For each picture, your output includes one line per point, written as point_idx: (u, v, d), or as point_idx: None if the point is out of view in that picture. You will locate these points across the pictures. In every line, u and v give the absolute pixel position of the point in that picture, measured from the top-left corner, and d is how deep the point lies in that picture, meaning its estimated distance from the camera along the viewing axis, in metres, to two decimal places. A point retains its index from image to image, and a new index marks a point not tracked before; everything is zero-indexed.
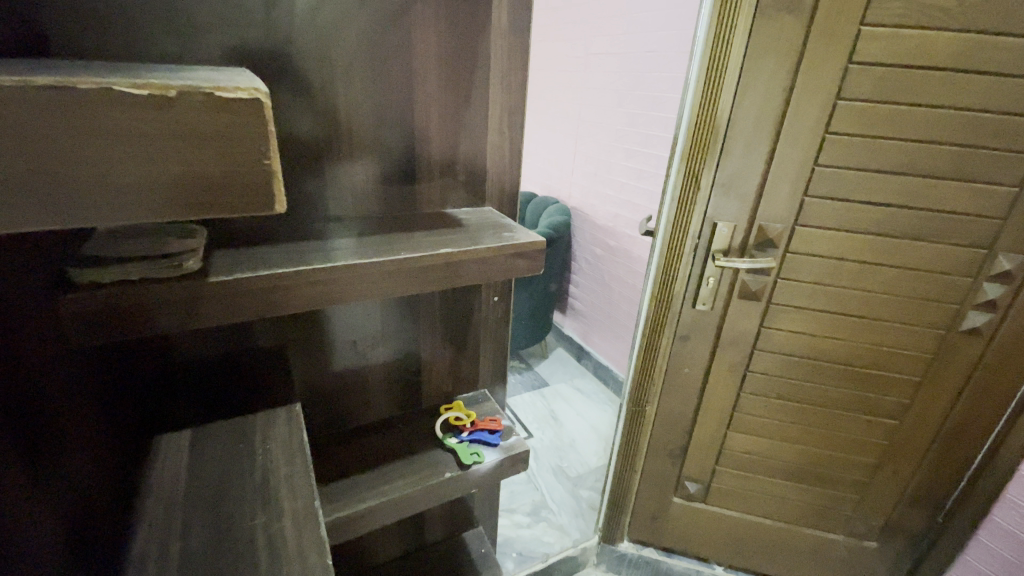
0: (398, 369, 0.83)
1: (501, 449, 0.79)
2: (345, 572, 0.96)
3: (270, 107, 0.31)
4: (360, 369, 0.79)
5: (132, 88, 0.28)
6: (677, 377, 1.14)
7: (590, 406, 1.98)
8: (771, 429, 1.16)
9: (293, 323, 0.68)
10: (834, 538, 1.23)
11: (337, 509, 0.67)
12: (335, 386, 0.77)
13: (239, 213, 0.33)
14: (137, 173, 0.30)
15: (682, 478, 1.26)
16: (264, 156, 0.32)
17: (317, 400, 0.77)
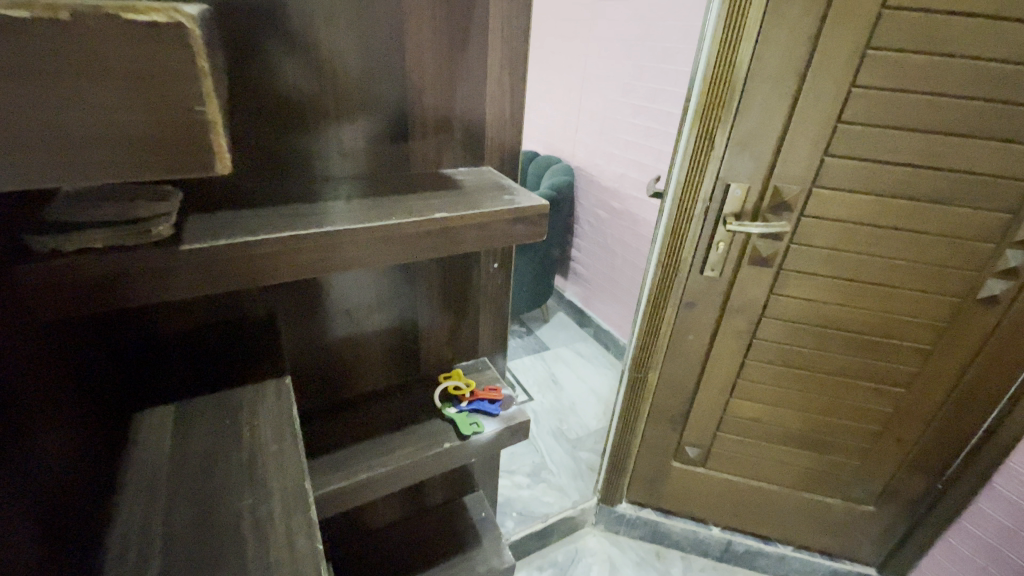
0: (394, 338, 0.80)
1: (501, 419, 0.78)
2: (346, 535, 0.96)
3: (197, 36, 0.27)
4: (355, 338, 0.76)
5: (12, 8, 0.23)
6: (681, 344, 1.12)
7: (590, 370, 1.97)
8: (774, 396, 1.14)
9: (282, 291, 0.64)
10: (831, 502, 1.24)
11: (333, 481, 0.66)
12: (329, 355, 0.75)
13: (177, 169, 0.30)
14: (43, 119, 0.25)
15: (683, 444, 1.26)
16: (198, 100, 0.28)
17: (311, 370, 0.74)
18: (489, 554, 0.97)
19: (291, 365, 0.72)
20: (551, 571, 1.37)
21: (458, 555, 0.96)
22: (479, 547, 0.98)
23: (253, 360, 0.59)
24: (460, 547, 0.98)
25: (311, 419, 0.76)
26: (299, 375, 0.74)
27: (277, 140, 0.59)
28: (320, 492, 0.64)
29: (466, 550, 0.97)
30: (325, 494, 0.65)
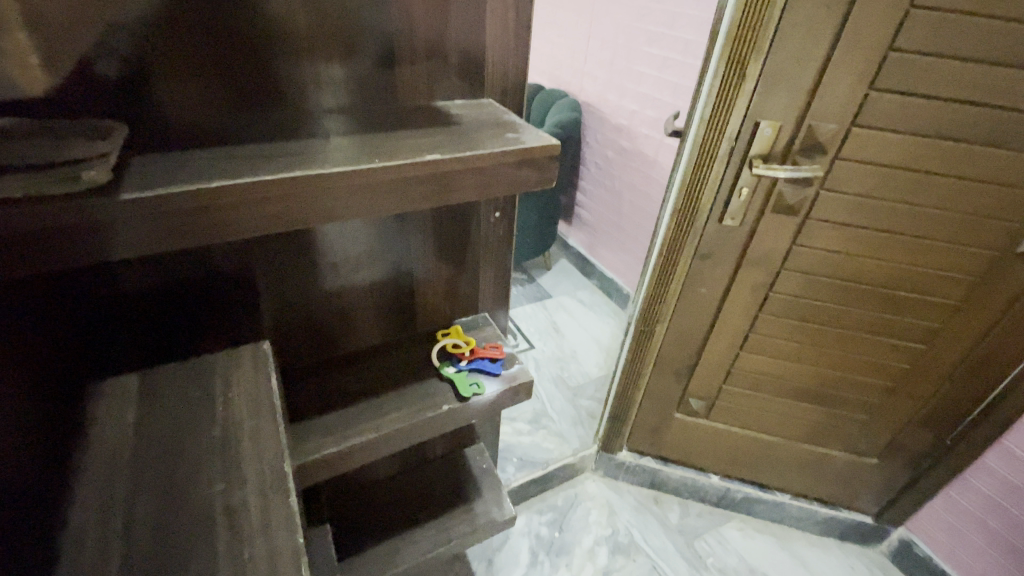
0: (389, 292, 0.74)
1: (502, 379, 0.73)
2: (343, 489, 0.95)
3: None
4: (343, 293, 0.70)
5: None
6: (692, 297, 1.06)
7: (593, 318, 1.93)
8: (786, 351, 1.10)
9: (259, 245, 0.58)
10: (833, 454, 1.23)
11: (323, 447, 0.62)
12: (315, 312, 0.69)
13: None
14: None
15: (687, 396, 1.23)
16: None
17: (295, 328, 0.69)
18: (489, 505, 0.96)
19: (276, 322, 0.67)
20: (551, 515, 1.39)
21: (458, 507, 0.95)
22: (479, 499, 0.97)
23: (226, 321, 0.53)
24: (460, 499, 0.97)
25: (297, 380, 0.71)
26: (282, 333, 0.68)
27: (239, 64, 0.50)
28: (309, 459, 0.61)
29: (466, 502, 0.96)
30: (315, 461, 0.61)
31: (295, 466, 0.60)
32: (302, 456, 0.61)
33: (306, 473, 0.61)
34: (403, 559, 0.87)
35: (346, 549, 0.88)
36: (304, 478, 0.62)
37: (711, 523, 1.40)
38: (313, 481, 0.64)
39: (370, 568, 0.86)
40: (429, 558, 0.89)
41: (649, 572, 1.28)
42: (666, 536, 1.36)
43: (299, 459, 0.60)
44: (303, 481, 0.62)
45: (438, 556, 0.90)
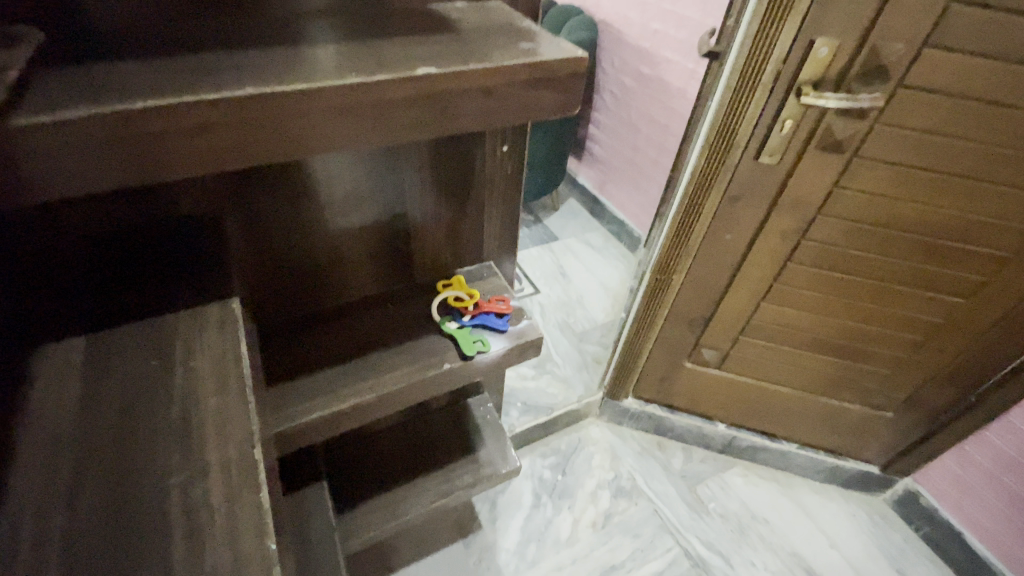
0: (381, 238, 0.66)
1: (509, 335, 0.67)
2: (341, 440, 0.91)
3: None
4: (329, 239, 0.62)
5: None
6: (715, 244, 0.97)
7: (601, 261, 1.85)
8: (811, 302, 1.03)
9: (222, 183, 0.50)
10: (848, 406, 1.19)
11: (309, 412, 0.56)
12: (298, 260, 0.61)
13: None
14: None
15: (700, 347, 1.17)
16: None
17: (276, 278, 0.61)
18: (493, 456, 0.93)
19: (253, 271, 0.59)
20: (553, 459, 1.38)
21: (460, 458, 0.93)
22: (482, 451, 0.94)
23: (188, 271, 0.46)
24: (462, 450, 0.94)
25: (280, 336, 0.64)
26: (261, 284, 0.61)
27: None
28: (294, 424, 0.55)
29: (469, 453, 0.94)
30: (301, 426, 0.56)
31: (277, 433, 0.55)
32: (286, 422, 0.55)
33: (294, 438, 0.56)
34: (407, 510, 0.85)
35: (345, 500, 0.86)
36: (293, 442, 0.57)
37: (714, 468, 1.39)
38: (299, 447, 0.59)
39: (371, 519, 0.84)
40: (434, 508, 0.87)
41: (651, 515, 1.29)
42: (668, 481, 1.36)
43: (281, 426, 0.55)
44: (292, 445, 0.57)
45: (441, 507, 0.88)
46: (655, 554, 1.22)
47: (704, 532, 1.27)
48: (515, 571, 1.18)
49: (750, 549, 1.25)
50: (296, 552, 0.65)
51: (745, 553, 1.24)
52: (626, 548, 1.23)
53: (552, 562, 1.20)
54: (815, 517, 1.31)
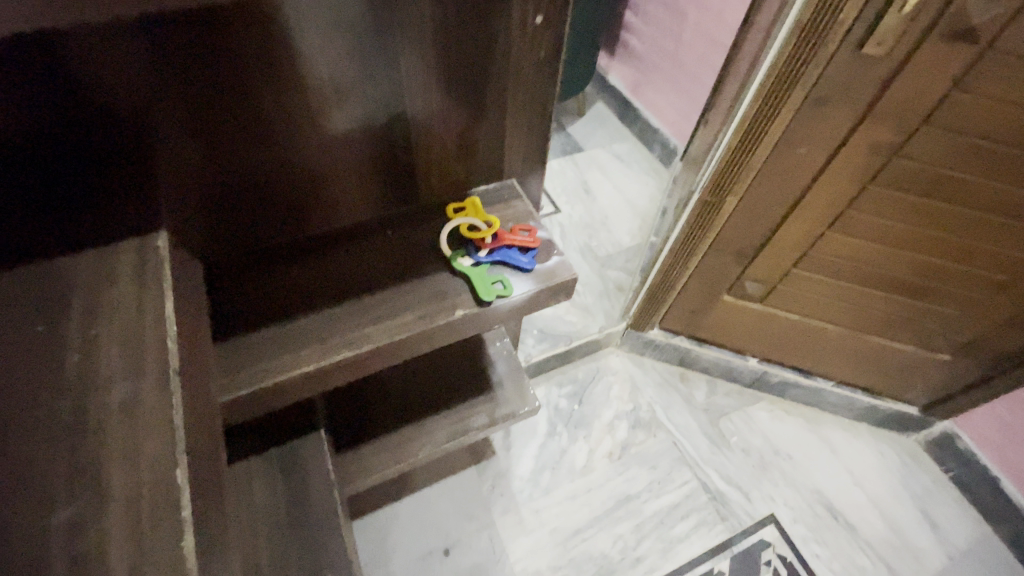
0: (358, 155, 0.56)
1: (535, 277, 0.57)
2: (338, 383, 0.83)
3: None
4: (291, 152, 0.52)
5: None
6: (784, 159, 0.81)
7: (630, 176, 1.66)
8: (885, 232, 0.88)
9: (167, 64, 0.41)
10: (899, 347, 1.09)
11: (284, 369, 0.48)
12: (253, 179, 0.52)
13: None
14: None
15: (744, 280, 1.04)
16: None
17: (220, 201, 0.52)
18: (510, 397, 0.85)
19: (222, 181, 0.51)
20: (570, 388, 1.31)
21: (474, 397, 0.85)
22: (499, 391, 0.86)
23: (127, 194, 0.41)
24: (476, 389, 0.86)
25: (228, 274, 0.55)
26: (204, 206, 0.51)
27: None
28: (263, 386, 0.47)
29: (484, 392, 0.86)
30: (269, 389, 0.48)
31: (222, 403, 0.47)
32: (243, 388, 0.47)
33: (280, 393, 0.49)
34: (417, 451, 0.79)
35: (347, 440, 0.80)
36: (278, 398, 0.49)
37: (739, 403, 1.33)
38: (271, 406, 0.50)
39: (377, 461, 0.78)
40: (447, 448, 0.81)
41: (670, 447, 1.24)
42: (690, 414, 1.30)
43: (228, 394, 0.47)
44: (279, 400, 0.50)
45: (454, 447, 0.82)
46: (672, 486, 1.19)
47: (724, 466, 1.23)
48: (529, 498, 1.16)
49: (771, 484, 1.21)
50: (293, 510, 0.58)
51: (765, 488, 1.20)
52: (643, 479, 1.20)
53: (566, 490, 1.18)
54: (841, 455, 1.26)
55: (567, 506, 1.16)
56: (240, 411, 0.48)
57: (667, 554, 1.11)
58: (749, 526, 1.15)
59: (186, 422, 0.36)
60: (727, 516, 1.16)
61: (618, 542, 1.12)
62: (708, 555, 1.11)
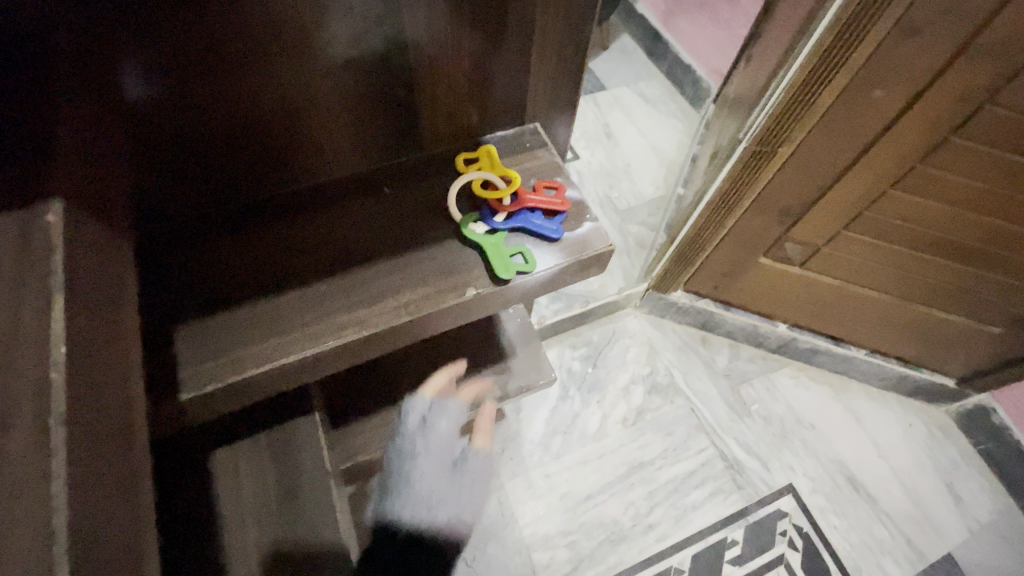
0: (338, 99, 0.47)
1: (562, 247, 0.51)
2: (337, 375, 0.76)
3: None
4: (253, 95, 0.43)
5: None
6: (854, 102, 0.69)
7: (656, 120, 1.51)
8: (958, 193, 0.76)
9: None
10: (948, 317, 1.00)
11: (261, 361, 0.42)
12: (219, 116, 0.43)
13: None
14: None
15: (784, 241, 0.94)
16: None
17: (164, 154, 0.43)
18: (525, 368, 0.79)
19: (178, 118, 0.42)
20: (584, 350, 1.24)
21: (486, 368, 0.79)
22: (513, 361, 0.79)
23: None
24: (488, 360, 0.79)
25: (179, 241, 0.47)
26: (141, 158, 0.43)
27: None
28: (236, 379, 0.42)
29: (496, 363, 0.79)
30: (245, 382, 0.42)
31: (183, 400, 0.41)
32: (209, 383, 0.41)
33: (257, 388, 0.43)
34: None
35: (346, 415, 0.74)
36: (256, 391, 0.44)
37: (762, 368, 1.26)
38: (258, 394, 0.44)
39: (380, 436, 0.73)
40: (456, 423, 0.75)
41: (687, 414, 1.18)
42: (710, 379, 1.23)
43: (191, 390, 0.41)
44: (260, 393, 0.44)
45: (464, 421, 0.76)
46: (687, 454, 1.14)
47: (743, 434, 1.17)
48: (539, 463, 1.12)
49: (791, 454, 1.16)
50: (285, 502, 0.53)
51: (784, 458, 1.15)
52: (657, 446, 1.15)
53: (577, 455, 1.13)
54: (866, 426, 1.20)
55: (578, 471, 1.11)
56: (212, 406, 0.42)
57: (680, 522, 1.07)
58: (766, 496, 1.11)
59: (114, 444, 0.28)
60: (744, 486, 1.12)
61: (629, 509, 1.08)
62: (721, 524, 1.08)
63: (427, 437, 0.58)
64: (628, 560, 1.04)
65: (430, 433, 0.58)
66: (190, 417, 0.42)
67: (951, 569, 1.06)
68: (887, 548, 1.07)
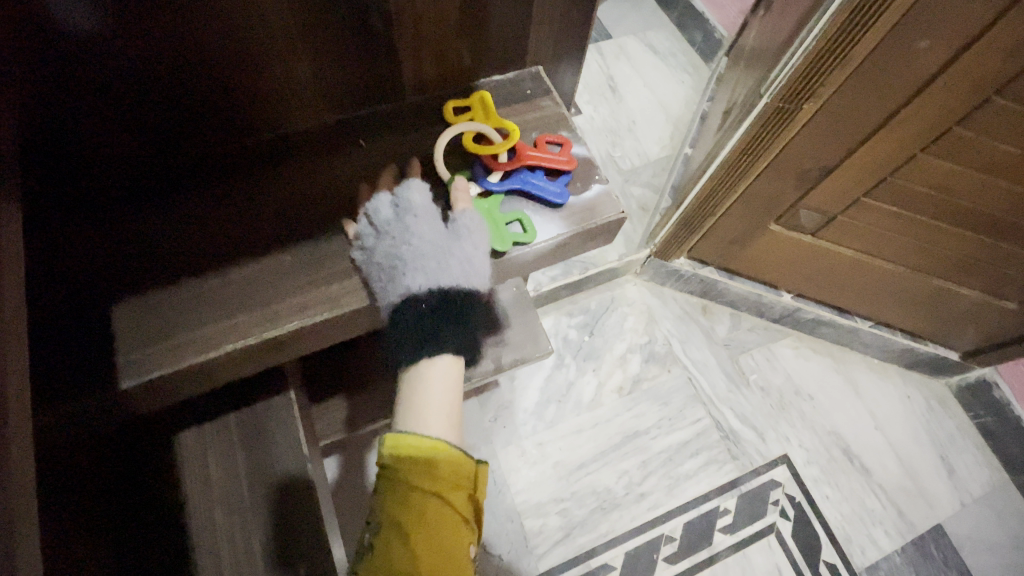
0: (298, 29, 0.42)
1: (565, 212, 0.48)
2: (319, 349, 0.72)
3: None
4: (203, 24, 0.39)
5: None
6: (891, 54, 0.62)
7: (663, 73, 1.41)
8: (996, 160, 0.70)
9: None
10: (964, 292, 0.96)
11: (212, 345, 0.40)
12: (176, 51, 0.40)
13: None
14: None
15: (798, 208, 0.88)
16: None
17: (111, 98, 0.40)
18: (522, 341, 0.75)
19: (132, 55, 0.39)
20: (581, 318, 1.20)
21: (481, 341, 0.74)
22: (510, 333, 0.75)
23: None
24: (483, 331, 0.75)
25: (141, 197, 0.46)
26: (86, 99, 0.40)
27: None
28: (185, 365, 0.40)
29: (492, 334, 0.75)
30: (197, 368, 0.40)
31: (124, 389, 0.38)
32: (151, 371, 0.39)
33: (213, 372, 0.42)
34: None
35: (330, 387, 0.70)
36: (213, 375, 0.42)
37: (763, 339, 1.22)
38: (227, 375, 0.43)
39: (366, 410, 0.69)
40: None
41: (684, 383, 1.16)
42: (709, 349, 1.20)
43: (132, 379, 0.39)
44: (222, 375, 0.43)
45: None
46: (683, 424, 1.12)
47: (740, 405, 1.15)
48: (532, 431, 1.09)
49: (788, 424, 1.14)
50: (254, 486, 0.53)
51: (781, 429, 1.13)
52: (653, 415, 1.12)
53: (571, 425, 1.11)
54: (865, 397, 1.19)
55: (571, 440, 1.09)
56: (160, 391, 0.41)
57: (673, 491, 1.06)
58: (760, 467, 1.10)
59: None
60: (739, 456, 1.10)
61: (622, 477, 1.06)
62: (714, 493, 1.07)
63: (400, 219, 0.44)
64: (620, 528, 1.02)
65: (403, 216, 0.45)
66: (142, 402, 0.41)
67: (940, 540, 1.07)
68: (878, 519, 1.07)
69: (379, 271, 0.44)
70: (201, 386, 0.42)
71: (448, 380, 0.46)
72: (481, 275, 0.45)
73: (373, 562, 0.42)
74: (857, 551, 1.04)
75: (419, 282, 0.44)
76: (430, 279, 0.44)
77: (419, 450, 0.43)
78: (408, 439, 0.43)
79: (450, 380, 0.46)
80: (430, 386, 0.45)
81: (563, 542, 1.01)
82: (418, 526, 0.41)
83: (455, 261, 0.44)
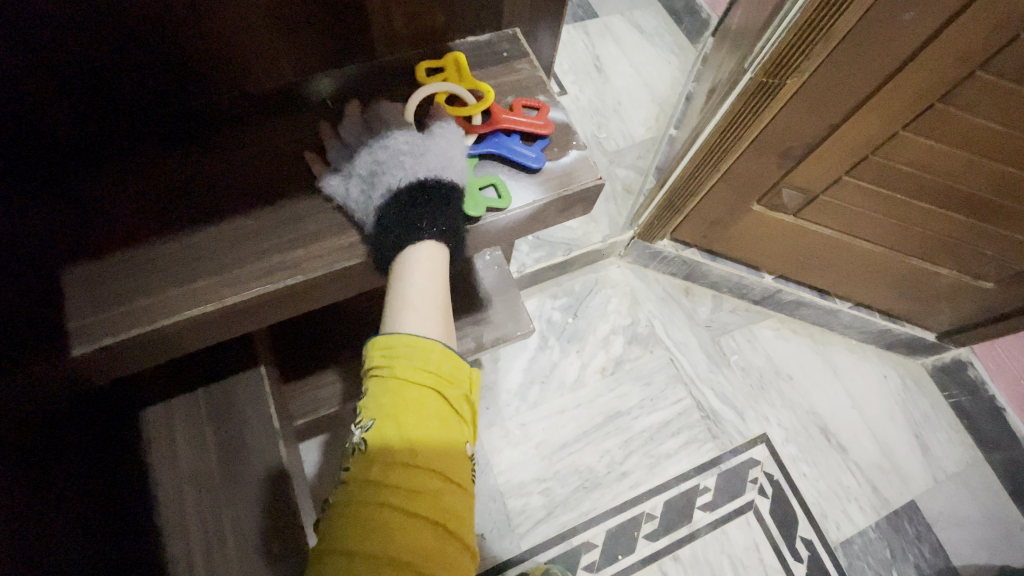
0: None
1: (542, 176, 0.48)
2: (296, 325, 0.71)
3: None
4: None
5: None
6: (873, 30, 0.61)
7: (650, 53, 1.40)
8: (976, 138, 0.70)
9: None
10: (941, 271, 0.98)
11: (171, 312, 0.39)
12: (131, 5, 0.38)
13: None
14: None
15: (781, 187, 0.88)
16: None
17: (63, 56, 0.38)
18: (503, 319, 0.74)
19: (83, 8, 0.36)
20: (565, 300, 1.20)
21: (461, 319, 0.73)
22: (491, 312, 0.74)
23: None
24: (464, 309, 0.74)
25: (96, 165, 0.44)
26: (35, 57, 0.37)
27: None
28: (140, 333, 0.38)
29: (472, 313, 0.74)
30: (154, 335, 0.39)
31: (73, 357, 0.37)
32: (102, 338, 0.37)
33: (175, 340, 0.40)
34: None
35: (308, 364, 0.69)
36: (176, 343, 0.41)
37: (745, 320, 1.24)
38: (190, 343, 0.42)
39: (345, 388, 0.68)
40: None
41: (666, 364, 1.16)
42: (691, 330, 1.21)
43: (82, 346, 0.37)
44: (185, 344, 0.41)
45: None
46: (664, 403, 1.13)
47: (721, 385, 1.16)
48: (515, 412, 1.09)
49: (767, 404, 1.16)
50: (225, 465, 0.52)
51: (761, 408, 1.15)
52: (634, 396, 1.13)
53: (554, 405, 1.11)
54: (842, 376, 1.21)
55: (554, 421, 1.09)
56: (116, 360, 0.39)
57: (654, 470, 1.07)
58: (740, 446, 1.11)
59: None
60: (719, 435, 1.11)
61: (604, 457, 1.07)
62: (695, 471, 1.08)
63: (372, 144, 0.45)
64: (601, 506, 1.03)
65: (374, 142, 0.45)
66: (97, 371, 0.39)
67: (913, 515, 1.10)
68: (853, 495, 1.10)
69: (361, 182, 0.44)
70: (162, 355, 0.41)
71: (434, 274, 0.44)
72: (460, 165, 0.45)
73: (368, 457, 0.39)
74: (832, 526, 1.07)
75: (399, 179, 0.43)
76: (410, 171, 0.44)
77: (414, 349, 0.41)
78: (401, 339, 0.42)
79: (440, 278, 0.44)
80: (417, 281, 0.43)
81: (545, 521, 1.01)
82: (417, 427, 0.40)
83: (431, 153, 0.45)
